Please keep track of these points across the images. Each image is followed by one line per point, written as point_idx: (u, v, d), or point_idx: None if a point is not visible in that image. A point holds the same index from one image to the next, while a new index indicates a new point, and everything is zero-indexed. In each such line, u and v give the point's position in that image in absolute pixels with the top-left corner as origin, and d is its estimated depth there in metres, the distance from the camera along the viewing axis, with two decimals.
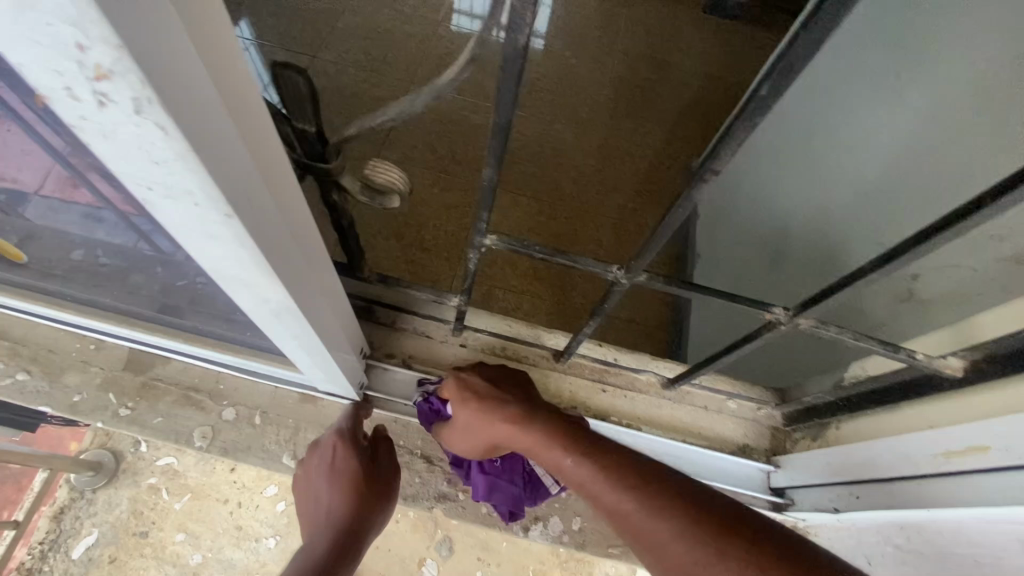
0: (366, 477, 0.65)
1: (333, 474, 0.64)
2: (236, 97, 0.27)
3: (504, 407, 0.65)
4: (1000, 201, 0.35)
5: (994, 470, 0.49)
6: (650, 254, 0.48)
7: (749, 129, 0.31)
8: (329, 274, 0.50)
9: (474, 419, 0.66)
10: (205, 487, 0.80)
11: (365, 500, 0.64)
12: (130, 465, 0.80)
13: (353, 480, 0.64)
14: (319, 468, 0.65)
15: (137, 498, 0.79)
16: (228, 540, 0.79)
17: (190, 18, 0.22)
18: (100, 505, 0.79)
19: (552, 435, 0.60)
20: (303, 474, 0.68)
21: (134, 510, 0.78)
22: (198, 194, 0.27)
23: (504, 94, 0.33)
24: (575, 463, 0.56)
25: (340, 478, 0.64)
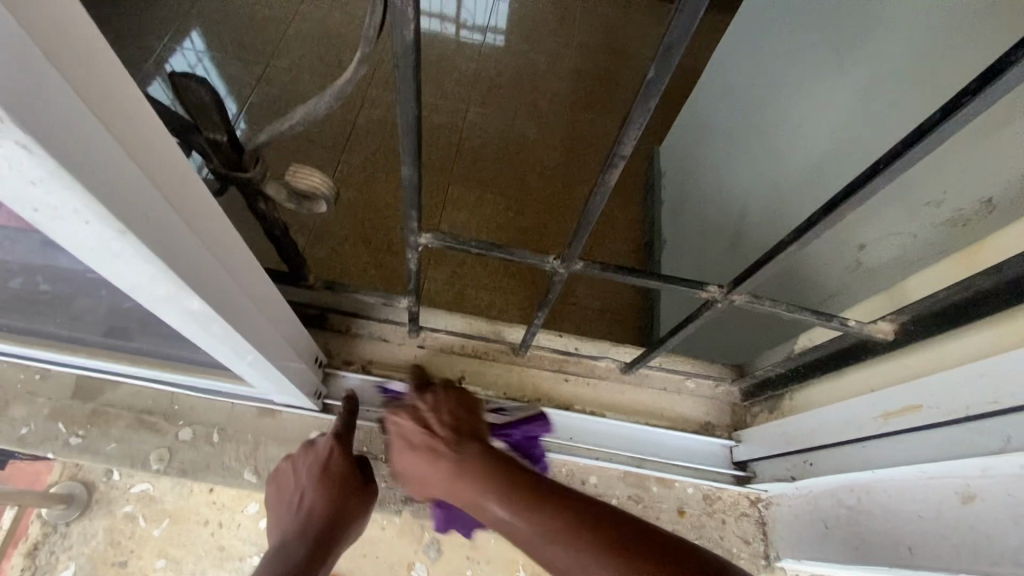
0: (356, 491, 0.63)
1: (324, 478, 0.62)
2: (116, 113, 0.26)
3: (430, 452, 0.55)
4: (893, 165, 0.36)
5: (926, 427, 0.51)
6: (580, 242, 0.48)
7: (644, 113, 0.32)
8: (259, 284, 0.50)
9: (413, 468, 0.57)
10: (185, 509, 0.73)
11: (348, 515, 0.61)
12: (103, 495, 0.73)
13: (343, 490, 0.62)
14: (310, 470, 0.63)
15: (113, 527, 0.71)
16: (211, 562, 0.72)
17: (45, 33, 0.22)
18: (75, 538, 0.71)
19: (477, 484, 0.50)
20: (287, 477, 0.64)
21: (110, 540, 0.71)
22: (83, 211, 0.27)
23: (407, 90, 0.33)
24: (511, 517, 0.47)
25: (330, 484, 0.61)
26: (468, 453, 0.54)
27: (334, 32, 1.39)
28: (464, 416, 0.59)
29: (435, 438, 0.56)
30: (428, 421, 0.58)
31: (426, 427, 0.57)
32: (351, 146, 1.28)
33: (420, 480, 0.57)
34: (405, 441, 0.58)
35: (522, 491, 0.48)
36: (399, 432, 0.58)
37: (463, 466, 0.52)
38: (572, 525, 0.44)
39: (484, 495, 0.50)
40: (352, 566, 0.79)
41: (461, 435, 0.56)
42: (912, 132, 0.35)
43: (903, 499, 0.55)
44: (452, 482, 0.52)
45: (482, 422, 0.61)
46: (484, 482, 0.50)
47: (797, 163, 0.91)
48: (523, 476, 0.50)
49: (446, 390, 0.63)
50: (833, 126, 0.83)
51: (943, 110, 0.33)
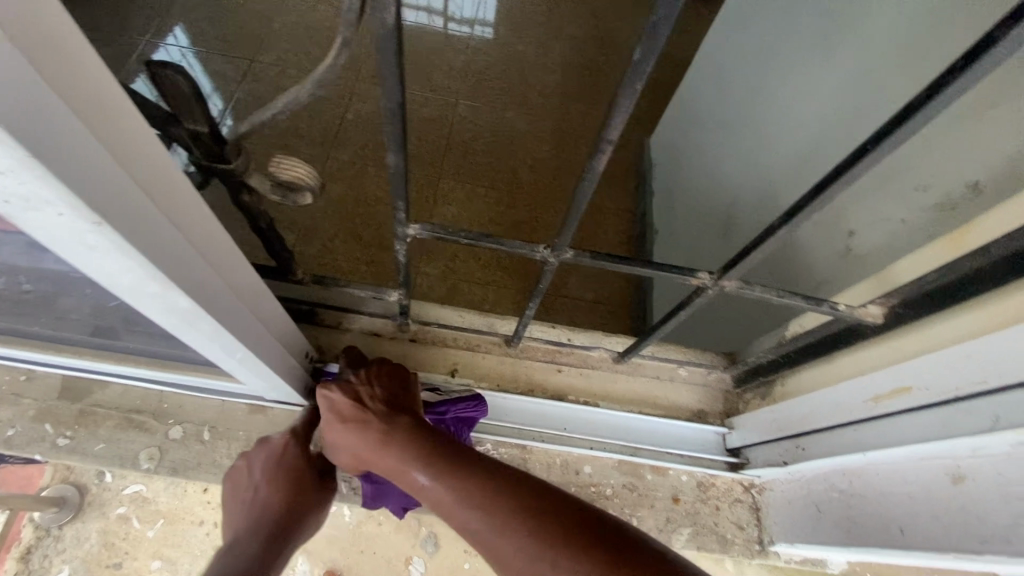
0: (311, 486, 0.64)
1: (278, 473, 0.63)
2: (89, 99, 0.26)
3: (361, 426, 0.59)
4: (882, 145, 0.36)
5: (917, 409, 0.52)
6: (570, 230, 0.48)
7: (630, 96, 0.32)
8: (245, 278, 0.49)
9: (343, 441, 0.61)
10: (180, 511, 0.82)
11: (302, 509, 0.63)
12: (95, 497, 0.82)
13: (298, 486, 0.63)
14: (264, 465, 0.63)
15: (108, 530, 0.80)
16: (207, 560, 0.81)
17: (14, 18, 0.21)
18: (68, 541, 0.80)
19: (402, 452, 0.55)
20: (239, 474, 0.64)
21: (105, 542, 0.79)
22: (57, 201, 0.26)
23: (388, 75, 0.32)
24: (431, 484, 0.52)
25: (285, 480, 0.63)
26: (398, 426, 0.58)
27: (320, 25, 1.37)
28: (391, 390, 0.65)
29: (365, 412, 0.61)
30: (358, 396, 0.62)
31: (359, 404, 0.61)
32: (339, 140, 1.26)
33: (349, 453, 0.61)
34: (332, 414, 0.62)
35: (438, 457, 0.54)
36: (331, 408, 0.62)
37: (389, 436, 0.57)
38: (482, 484, 0.50)
39: (408, 463, 0.54)
40: (352, 562, 0.86)
41: (391, 409, 0.61)
42: (897, 113, 0.34)
43: (895, 481, 0.56)
44: (379, 453, 0.56)
45: (413, 399, 0.66)
46: (409, 449, 0.55)
47: (787, 151, 0.91)
48: (442, 445, 0.55)
49: (381, 369, 0.67)
50: (823, 112, 0.83)
51: (931, 87, 0.32)
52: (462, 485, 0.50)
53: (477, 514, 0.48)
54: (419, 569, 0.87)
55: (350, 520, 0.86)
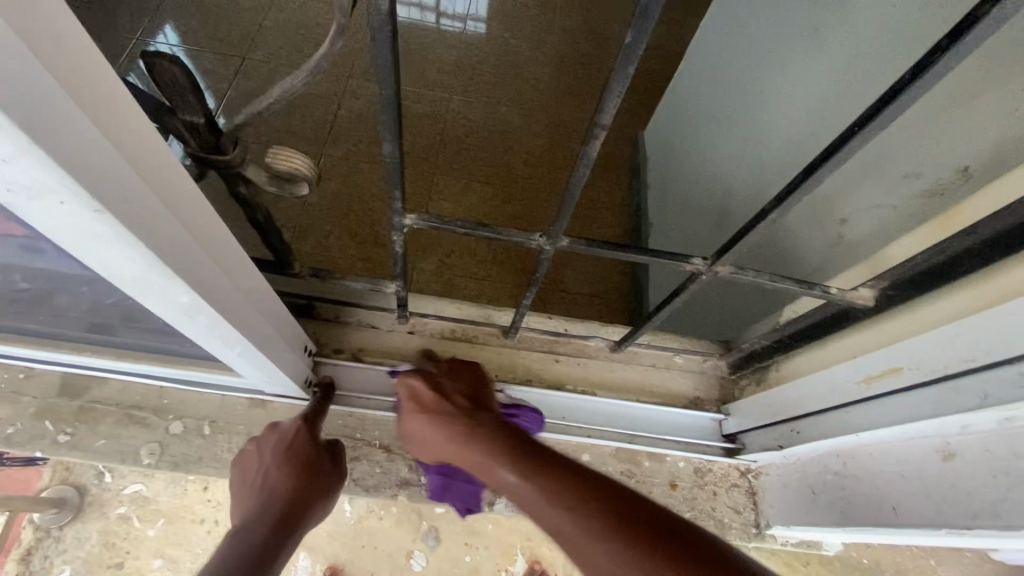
0: (319, 477, 0.63)
1: (290, 460, 0.62)
2: (88, 87, 0.26)
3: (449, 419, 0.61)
4: (868, 126, 0.37)
5: (908, 389, 0.52)
6: (565, 217, 0.48)
7: (623, 80, 0.32)
8: (244, 270, 0.49)
9: (427, 431, 0.63)
10: (180, 509, 0.84)
11: (312, 499, 0.61)
12: (95, 497, 0.83)
13: (308, 474, 0.62)
14: (276, 451, 0.63)
15: (109, 529, 0.82)
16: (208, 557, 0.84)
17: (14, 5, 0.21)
18: (69, 541, 0.82)
19: (487, 448, 0.56)
20: (250, 460, 0.63)
21: (106, 542, 0.82)
22: (58, 188, 0.27)
23: (383, 64, 0.33)
24: (515, 480, 0.51)
25: (296, 467, 0.61)
26: (481, 421, 0.60)
27: (312, 22, 1.36)
28: (474, 390, 0.68)
29: (449, 406, 0.64)
30: (444, 392, 0.66)
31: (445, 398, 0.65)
32: (334, 137, 1.27)
33: (434, 444, 0.63)
34: (418, 405, 0.66)
35: (518, 450, 0.54)
36: (418, 400, 0.66)
37: (473, 428, 0.59)
38: (555, 476, 0.50)
39: (495, 460, 0.54)
40: (354, 557, 0.87)
41: (475, 407, 0.64)
42: (883, 95, 0.35)
43: (887, 461, 0.57)
44: (464, 444, 0.58)
45: (490, 401, 0.68)
46: (493, 447, 0.56)
47: (779, 141, 0.92)
48: (523, 440, 0.56)
49: (462, 369, 0.71)
50: (815, 102, 0.84)
51: (915, 67, 0.33)
52: (540, 476, 0.50)
53: (550, 503, 0.47)
54: (421, 562, 0.88)
55: (352, 515, 0.87)
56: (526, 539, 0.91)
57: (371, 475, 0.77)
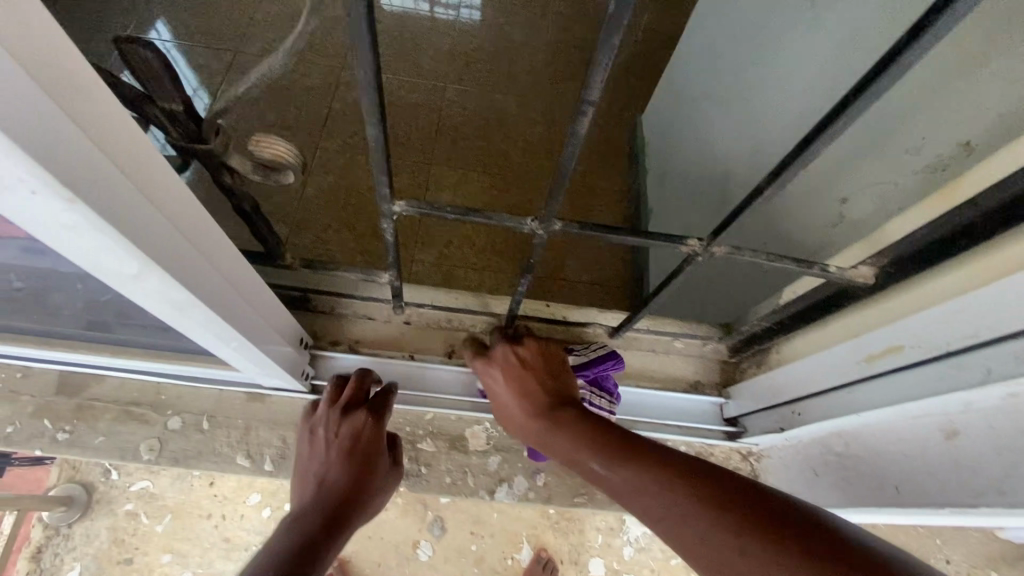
0: (378, 469, 0.63)
1: (352, 450, 0.62)
2: (56, 71, 0.25)
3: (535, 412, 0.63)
4: (864, 96, 0.36)
5: (910, 367, 0.52)
6: (557, 199, 0.47)
7: (609, 53, 0.31)
8: (233, 261, 0.48)
9: (516, 421, 0.66)
10: (186, 505, 0.86)
11: (371, 491, 0.62)
12: (103, 495, 0.86)
13: (368, 464, 0.62)
14: (339, 439, 0.63)
15: (117, 526, 0.85)
16: (216, 552, 0.85)
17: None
18: (78, 539, 0.84)
19: (577, 441, 0.57)
20: (315, 442, 0.64)
21: (115, 538, 0.84)
22: (26, 178, 0.26)
23: (361, 44, 0.32)
24: (611, 475, 0.51)
25: (357, 457, 0.62)
26: (566, 413, 0.61)
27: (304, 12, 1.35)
28: (555, 376, 0.67)
29: (533, 400, 0.64)
30: (526, 386, 0.66)
31: (525, 389, 0.66)
32: (329, 127, 1.25)
33: (523, 432, 0.66)
34: (499, 394, 0.68)
35: (593, 437, 0.56)
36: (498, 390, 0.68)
37: (557, 423, 0.60)
38: (619, 455, 0.52)
39: (588, 455, 0.55)
40: (357, 549, 0.89)
41: (558, 399, 0.64)
42: (880, 58, 0.34)
43: (888, 441, 0.57)
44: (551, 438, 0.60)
45: (572, 385, 0.67)
46: (581, 440, 0.56)
47: (779, 121, 0.90)
48: (600, 425, 0.57)
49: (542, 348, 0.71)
50: (815, 80, 0.82)
51: (911, 33, 0.32)
52: (609, 458, 0.52)
53: (616, 478, 0.50)
54: (426, 552, 0.88)
55: None
56: (530, 527, 0.92)
57: None
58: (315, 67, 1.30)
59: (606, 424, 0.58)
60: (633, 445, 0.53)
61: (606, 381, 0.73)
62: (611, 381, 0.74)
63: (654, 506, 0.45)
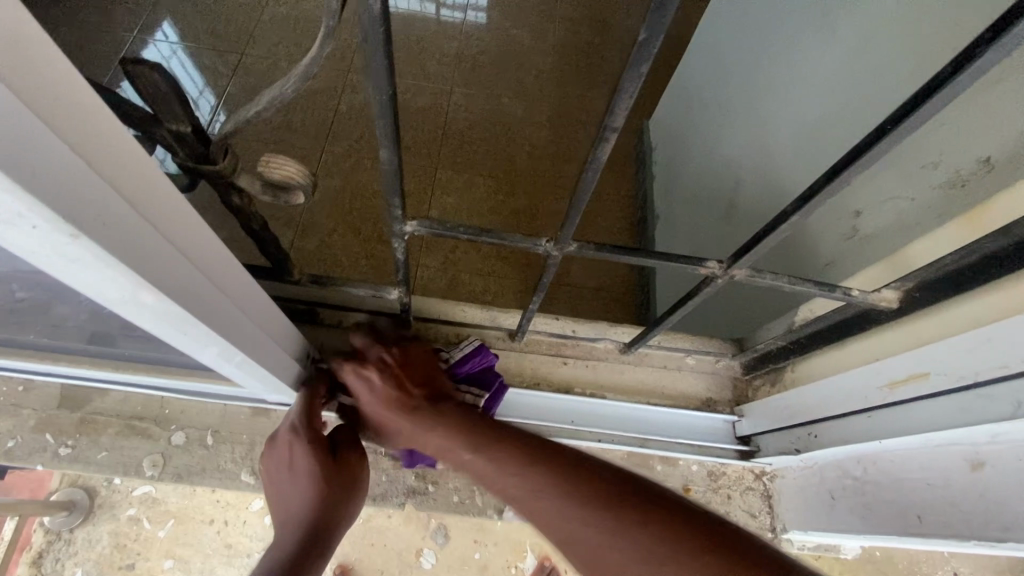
0: (330, 477, 0.60)
1: (295, 473, 0.59)
2: (59, 105, 0.24)
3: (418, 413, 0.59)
4: (902, 126, 0.34)
5: (934, 395, 0.50)
6: (574, 222, 0.46)
7: (636, 80, 0.30)
8: (240, 282, 0.47)
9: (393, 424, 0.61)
10: (188, 510, 0.85)
11: (334, 503, 0.60)
12: (104, 500, 0.85)
13: (318, 478, 0.59)
14: (280, 468, 0.60)
15: (119, 531, 0.83)
16: (218, 559, 0.84)
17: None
18: (80, 543, 0.83)
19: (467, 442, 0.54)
20: (269, 470, 0.62)
21: (117, 544, 0.83)
22: (27, 214, 0.24)
23: (376, 69, 0.30)
24: (513, 478, 0.50)
25: (303, 478, 0.59)
26: (437, 408, 0.59)
27: (308, 15, 1.34)
28: (427, 372, 0.64)
29: (404, 400, 0.60)
30: (398, 385, 0.61)
31: (402, 390, 0.60)
32: (333, 131, 1.24)
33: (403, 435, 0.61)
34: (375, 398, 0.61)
35: (480, 434, 0.54)
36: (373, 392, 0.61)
37: (432, 418, 0.58)
38: (516, 457, 0.51)
39: (481, 454, 0.53)
40: (362, 557, 0.84)
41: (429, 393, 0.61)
42: (920, 89, 0.32)
43: (910, 469, 0.55)
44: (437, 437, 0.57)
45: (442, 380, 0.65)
46: (472, 440, 0.54)
47: (791, 131, 0.88)
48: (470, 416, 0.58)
49: (413, 351, 0.66)
50: (830, 90, 0.80)
51: (955, 63, 0.30)
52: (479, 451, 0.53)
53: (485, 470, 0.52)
54: (430, 560, 0.84)
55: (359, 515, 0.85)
56: (535, 535, 0.87)
57: (378, 483, 0.76)
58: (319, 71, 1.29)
59: (487, 422, 0.56)
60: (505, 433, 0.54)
61: (489, 373, 0.72)
62: (491, 374, 0.72)
63: (537, 501, 0.47)
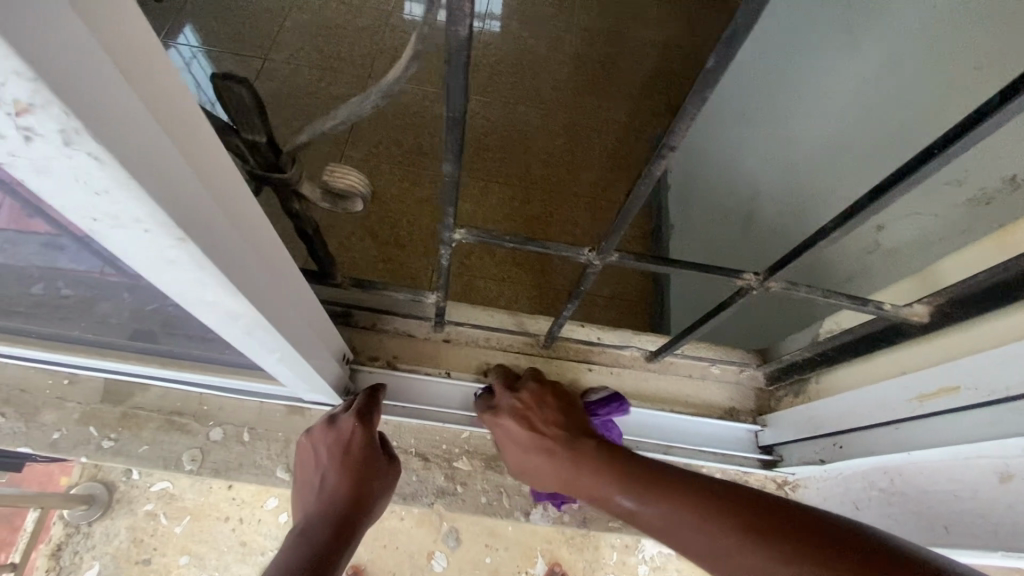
0: (374, 470, 0.64)
1: (344, 458, 0.63)
2: (178, 120, 0.26)
3: (568, 462, 0.63)
4: (948, 150, 0.36)
5: (965, 408, 0.51)
6: (618, 233, 0.48)
7: (699, 103, 0.32)
8: (297, 284, 0.49)
9: (539, 467, 0.67)
10: (205, 506, 0.77)
11: (370, 495, 0.62)
12: (123, 494, 0.77)
13: (361, 469, 0.63)
14: (330, 448, 0.64)
15: (136, 526, 0.76)
16: (234, 557, 0.77)
17: (106, 37, 0.20)
18: (98, 538, 0.76)
19: (633, 490, 0.56)
20: (310, 455, 0.65)
21: (134, 539, 0.76)
22: (143, 219, 0.26)
23: (455, 88, 0.33)
24: (697, 531, 0.49)
25: (350, 463, 0.63)
26: (586, 449, 0.63)
27: (331, 23, 1.37)
28: (564, 412, 0.69)
29: (545, 437, 0.66)
30: (535, 424, 0.67)
31: (545, 438, 0.66)
32: (354, 138, 1.27)
33: (554, 479, 0.66)
34: (521, 443, 0.68)
35: (644, 480, 0.56)
36: (517, 440, 0.68)
37: (586, 466, 0.61)
38: (688, 503, 0.51)
39: (654, 504, 0.54)
40: (374, 557, 0.81)
41: (573, 434, 0.66)
42: (967, 116, 0.35)
43: (938, 481, 0.56)
44: (588, 481, 0.60)
45: (579, 419, 0.69)
46: (639, 488, 0.56)
47: (812, 144, 0.90)
48: (614, 450, 0.61)
49: (546, 393, 0.71)
50: (851, 105, 0.82)
51: (1003, 92, 0.32)
52: (630, 483, 0.57)
53: (658, 515, 0.53)
54: (442, 564, 0.82)
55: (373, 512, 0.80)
56: (546, 540, 0.84)
57: (408, 483, 0.79)
58: (342, 78, 1.32)
59: (649, 469, 0.57)
60: (650, 467, 0.57)
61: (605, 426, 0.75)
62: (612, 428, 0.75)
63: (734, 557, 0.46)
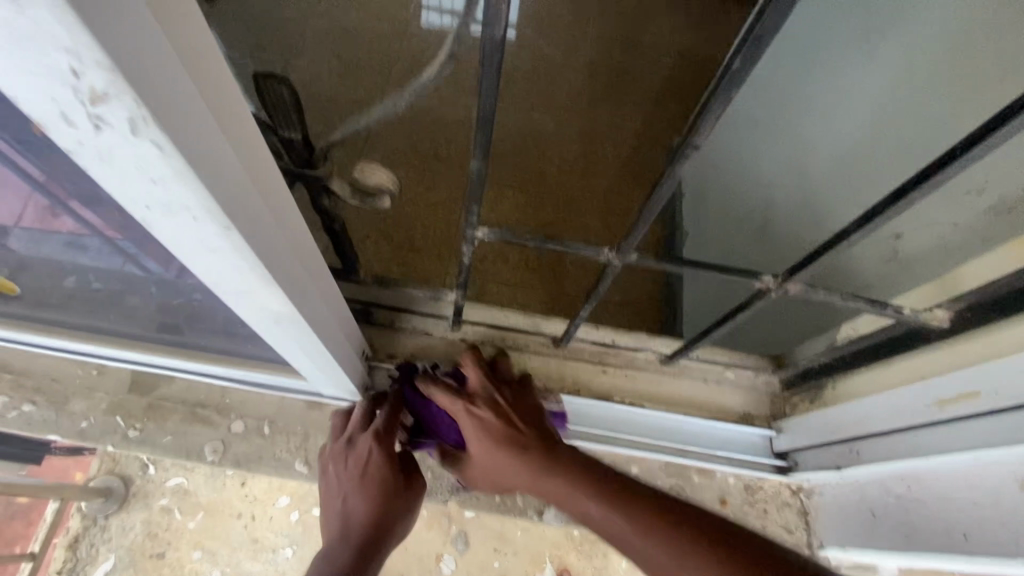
0: (396, 493, 0.63)
1: (364, 481, 0.63)
2: (228, 112, 0.27)
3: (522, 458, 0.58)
4: (971, 152, 0.37)
5: (985, 414, 0.51)
6: (638, 232, 0.49)
7: (724, 104, 0.33)
8: (325, 278, 0.51)
9: (485, 458, 0.62)
10: (217, 503, 0.79)
11: (393, 518, 0.63)
12: (139, 488, 0.79)
13: (382, 494, 0.62)
14: (349, 473, 0.63)
15: (151, 520, 0.78)
16: (245, 554, 0.78)
17: (173, 31, 0.22)
18: (114, 531, 0.77)
19: (592, 505, 0.53)
20: (332, 475, 0.65)
21: (149, 532, 0.77)
22: (194, 207, 0.28)
23: (486, 88, 0.34)
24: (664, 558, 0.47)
25: (371, 486, 0.62)
26: (545, 452, 0.59)
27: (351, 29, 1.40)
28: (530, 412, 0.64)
29: (505, 431, 0.61)
30: (501, 417, 0.62)
31: (505, 431, 0.61)
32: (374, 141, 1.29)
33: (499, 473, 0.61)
34: (478, 433, 0.62)
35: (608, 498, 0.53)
36: (472, 426, 0.62)
37: (545, 467, 0.57)
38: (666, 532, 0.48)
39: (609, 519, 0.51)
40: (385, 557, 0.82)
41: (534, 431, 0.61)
42: (993, 117, 0.35)
43: (956, 487, 0.56)
44: (543, 482, 0.57)
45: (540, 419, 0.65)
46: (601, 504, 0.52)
47: (830, 151, 0.90)
48: (568, 452, 0.59)
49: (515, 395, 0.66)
50: (869, 113, 0.82)
51: None
52: (509, 441, 0.59)
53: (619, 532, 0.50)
54: (449, 568, 0.82)
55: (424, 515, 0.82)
56: (553, 547, 0.85)
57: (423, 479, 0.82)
58: (362, 84, 1.35)
59: (617, 483, 0.54)
60: (542, 435, 0.61)
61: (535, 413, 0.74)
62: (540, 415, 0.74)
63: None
